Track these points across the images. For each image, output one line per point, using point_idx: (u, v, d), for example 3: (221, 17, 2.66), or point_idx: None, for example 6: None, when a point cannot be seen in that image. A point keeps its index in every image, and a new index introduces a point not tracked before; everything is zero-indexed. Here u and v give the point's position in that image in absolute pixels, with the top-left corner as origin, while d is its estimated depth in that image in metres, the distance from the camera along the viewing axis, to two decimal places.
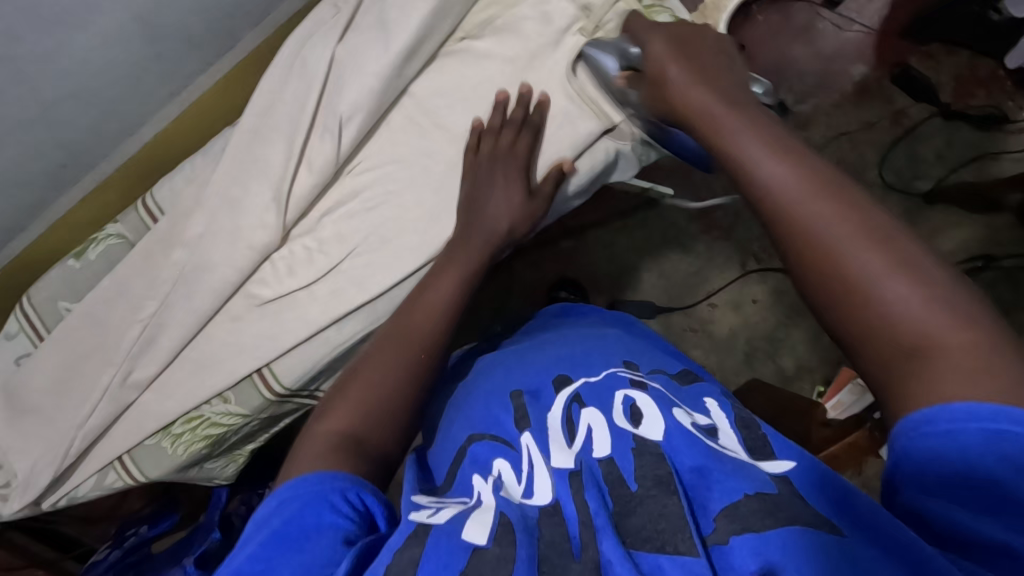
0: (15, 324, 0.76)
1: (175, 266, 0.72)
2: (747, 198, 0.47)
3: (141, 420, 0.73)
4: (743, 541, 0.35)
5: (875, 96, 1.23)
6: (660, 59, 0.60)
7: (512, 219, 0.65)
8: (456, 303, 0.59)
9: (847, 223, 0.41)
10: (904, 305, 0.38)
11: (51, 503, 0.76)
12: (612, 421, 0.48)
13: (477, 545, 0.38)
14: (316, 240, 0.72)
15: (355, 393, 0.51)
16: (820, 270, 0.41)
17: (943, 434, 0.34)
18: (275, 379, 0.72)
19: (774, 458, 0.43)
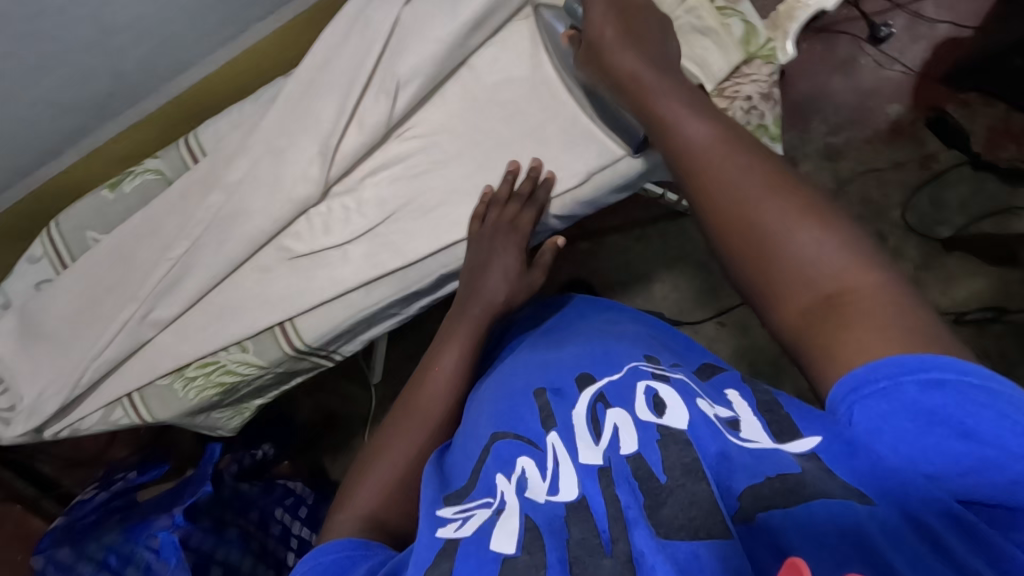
0: (39, 248, 0.76)
1: (209, 209, 0.71)
2: (669, 161, 0.47)
3: (157, 359, 0.73)
4: (775, 520, 0.32)
5: (908, 136, 1.23)
6: (592, 22, 0.56)
7: (509, 290, 0.63)
8: (460, 379, 0.58)
9: (760, 178, 0.42)
10: (824, 256, 0.38)
11: (54, 433, 0.75)
12: (635, 416, 0.41)
13: (507, 555, 0.35)
14: (356, 201, 0.71)
15: (381, 472, 0.51)
16: (741, 236, 0.41)
17: (881, 391, 0.33)
18: (297, 335, 0.71)
19: (801, 433, 0.36)
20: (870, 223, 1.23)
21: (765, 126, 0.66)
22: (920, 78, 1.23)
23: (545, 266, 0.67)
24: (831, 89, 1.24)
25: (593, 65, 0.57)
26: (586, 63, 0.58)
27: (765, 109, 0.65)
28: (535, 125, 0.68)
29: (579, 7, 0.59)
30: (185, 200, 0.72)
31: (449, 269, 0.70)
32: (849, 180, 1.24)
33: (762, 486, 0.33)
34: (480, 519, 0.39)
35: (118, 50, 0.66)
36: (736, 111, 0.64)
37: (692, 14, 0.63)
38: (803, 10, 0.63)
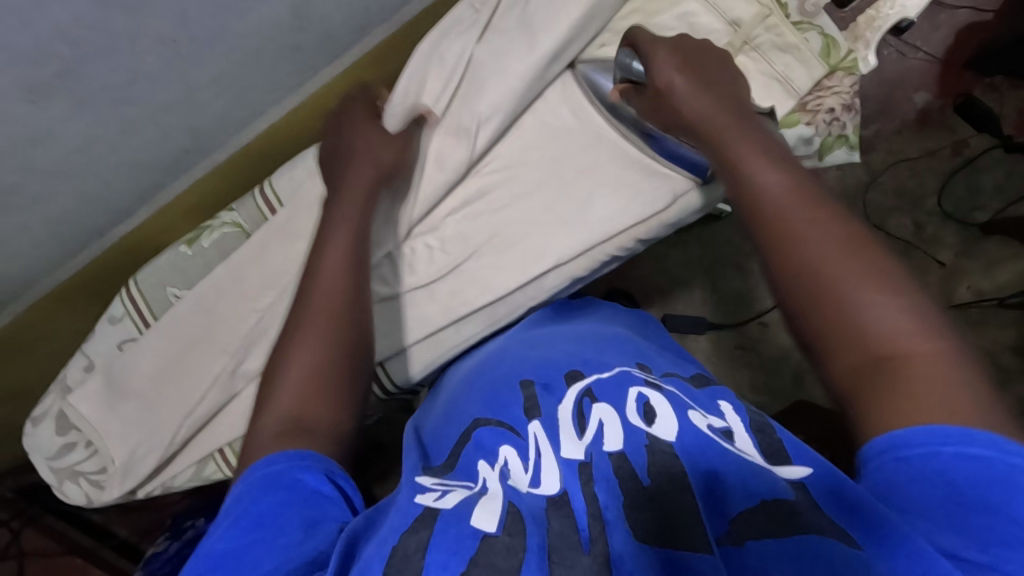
0: (121, 308, 0.76)
1: (284, 255, 0.71)
2: (738, 201, 0.52)
3: (246, 412, 0.73)
4: (761, 545, 0.34)
5: (936, 124, 1.22)
6: (658, 70, 0.60)
7: (382, 155, 0.64)
8: (355, 260, 0.57)
9: (829, 228, 0.46)
10: (890, 316, 0.41)
11: (145, 492, 0.75)
12: (625, 418, 0.45)
13: (487, 533, 0.35)
14: (438, 239, 0.70)
15: (294, 372, 0.50)
16: (800, 277, 0.45)
17: (916, 458, 0.35)
18: (388, 378, 0.71)
19: (789, 463, 0.41)
20: (906, 212, 1.21)
21: (845, 136, 0.66)
22: (944, 66, 1.23)
23: (386, 143, 0.64)
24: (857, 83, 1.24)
25: (663, 111, 0.61)
26: (655, 113, 0.62)
27: (846, 120, 0.65)
28: (618, 152, 0.69)
29: (635, 64, 0.63)
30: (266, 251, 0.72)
31: (534, 301, 0.70)
32: (882, 171, 1.23)
33: (754, 511, 0.36)
34: (460, 494, 0.40)
35: (199, 110, 0.66)
36: (819, 122, 0.64)
37: (769, 31, 0.64)
38: (885, 18, 0.63)
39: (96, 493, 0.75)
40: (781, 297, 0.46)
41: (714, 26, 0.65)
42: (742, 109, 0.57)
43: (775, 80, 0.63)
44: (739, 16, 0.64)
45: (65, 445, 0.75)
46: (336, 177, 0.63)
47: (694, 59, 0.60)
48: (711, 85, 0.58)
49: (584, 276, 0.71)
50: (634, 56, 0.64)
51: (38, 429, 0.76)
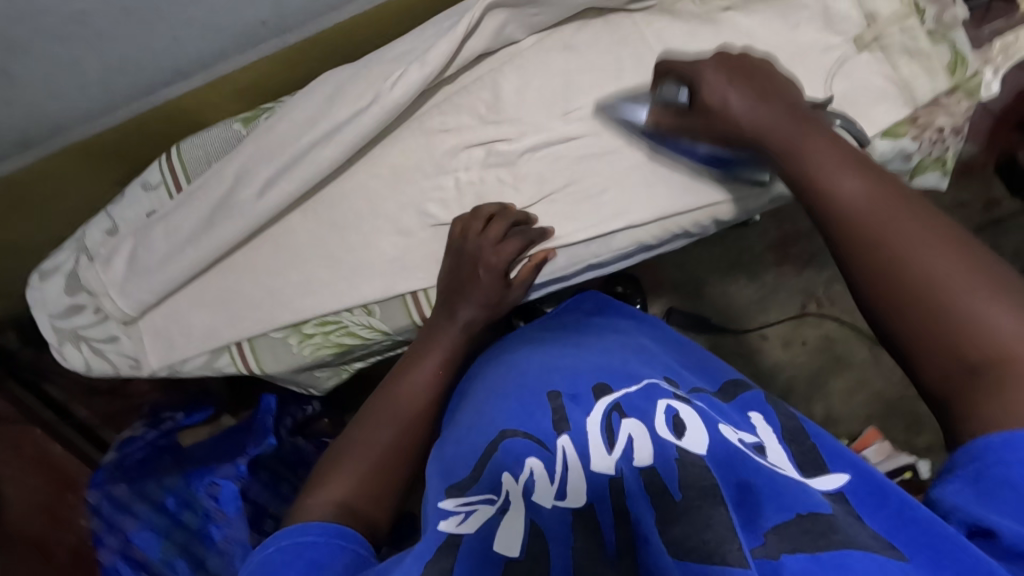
0: (157, 174, 0.70)
1: (339, 148, 0.65)
2: (820, 218, 0.45)
3: (274, 311, 0.69)
4: (796, 558, 0.35)
5: (975, 178, 1.22)
6: (708, 90, 0.52)
7: (483, 313, 0.64)
8: (437, 388, 0.60)
9: (928, 233, 0.41)
10: (1003, 321, 0.38)
11: (151, 371, 0.71)
12: (653, 429, 0.43)
13: (511, 558, 0.38)
14: (512, 175, 0.67)
15: (353, 467, 0.52)
16: (903, 295, 0.41)
17: (1016, 466, 0.35)
18: (431, 304, 0.68)
19: (828, 472, 0.43)
20: None
21: (942, 160, 0.65)
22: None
23: (526, 284, 0.65)
24: None
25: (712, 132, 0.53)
26: (707, 138, 0.54)
27: (951, 143, 0.64)
28: None
29: (682, 95, 0.54)
30: (339, 134, 0.64)
31: (597, 259, 0.67)
32: None
33: (790, 524, 0.37)
34: (484, 516, 0.41)
35: None
36: (924, 141, 0.62)
37: (904, 33, 0.61)
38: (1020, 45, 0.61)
39: (122, 364, 0.72)
40: (880, 313, 0.42)
41: (849, 16, 0.63)
42: (808, 116, 0.50)
43: (895, 85, 0.62)
44: (877, 10, 0.62)
45: (71, 306, 0.71)
46: (452, 295, 0.63)
47: (750, 71, 0.52)
48: (770, 96, 0.51)
49: (652, 246, 0.69)
50: (678, 85, 0.55)
51: (46, 283, 0.71)
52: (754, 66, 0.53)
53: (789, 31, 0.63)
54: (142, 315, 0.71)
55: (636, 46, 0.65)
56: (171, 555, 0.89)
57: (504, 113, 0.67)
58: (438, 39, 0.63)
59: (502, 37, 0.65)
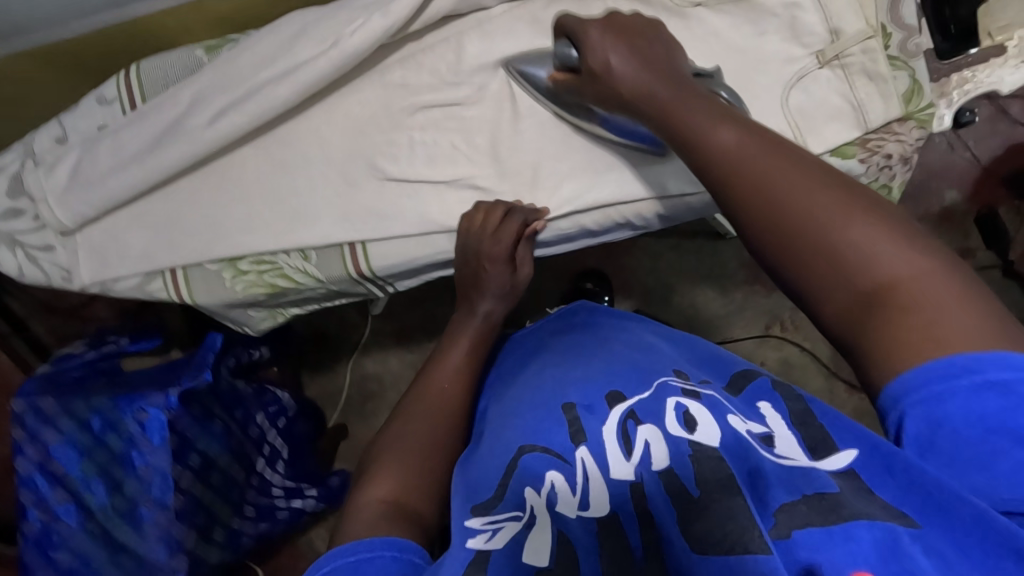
0: (114, 89, 0.70)
1: (294, 87, 0.64)
2: (703, 174, 0.49)
3: (212, 243, 0.69)
4: (809, 533, 0.36)
5: (952, 226, 1.22)
6: (593, 50, 0.56)
7: (497, 298, 0.66)
8: (466, 377, 0.61)
9: (790, 173, 0.44)
10: (872, 245, 0.40)
11: (83, 286, 0.71)
12: (667, 432, 0.44)
13: (540, 567, 0.39)
14: (465, 141, 0.67)
15: (390, 468, 0.51)
16: (777, 237, 0.44)
17: (939, 394, 0.36)
18: (365, 259, 0.68)
19: (838, 450, 0.41)
20: None
21: (889, 187, 0.64)
22: (984, 173, 1.21)
23: (529, 262, 0.67)
24: None
25: (604, 94, 0.57)
26: (599, 97, 0.58)
27: (898, 170, 0.63)
28: None
29: (572, 52, 0.58)
30: (296, 73, 0.64)
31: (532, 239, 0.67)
32: None
33: (799, 504, 0.38)
34: (512, 531, 0.42)
35: None
36: (871, 165, 0.62)
37: (865, 55, 0.61)
38: (977, 84, 0.63)
39: (58, 274, 0.71)
40: (767, 259, 0.45)
41: (816, 30, 0.62)
42: (684, 80, 0.54)
43: (850, 106, 0.62)
44: (843, 27, 0.61)
45: (10, 209, 0.70)
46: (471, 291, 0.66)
47: (629, 34, 0.56)
48: (652, 60, 0.55)
49: (593, 233, 0.69)
50: (570, 44, 0.59)
51: None
52: (642, 28, 0.58)
53: (754, 37, 0.63)
54: (80, 228, 0.71)
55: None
56: (89, 475, 0.90)
57: (465, 76, 0.67)
58: None
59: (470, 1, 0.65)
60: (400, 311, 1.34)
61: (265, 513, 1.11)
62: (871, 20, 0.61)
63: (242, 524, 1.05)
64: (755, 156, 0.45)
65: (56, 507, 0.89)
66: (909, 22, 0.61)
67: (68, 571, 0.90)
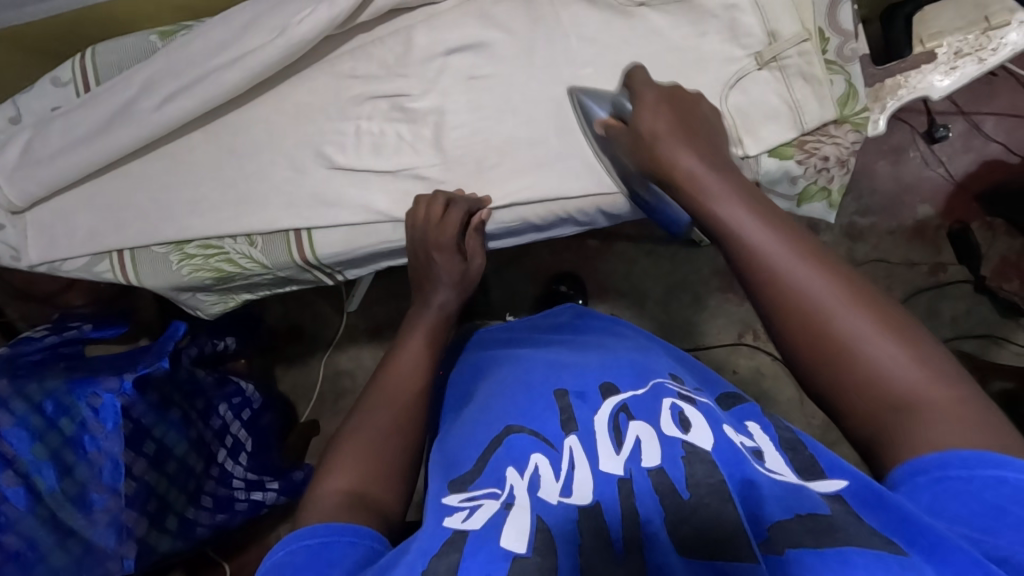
0: (69, 72, 0.71)
1: (243, 72, 0.65)
2: (728, 259, 0.43)
3: (160, 225, 0.69)
4: (801, 554, 0.31)
5: (925, 240, 1.19)
6: (641, 114, 0.53)
7: (451, 288, 0.62)
8: (427, 366, 0.56)
9: (825, 271, 0.39)
10: (901, 365, 0.36)
11: (30, 265, 0.72)
12: (661, 430, 0.42)
13: (517, 554, 0.34)
14: (413, 132, 0.68)
15: (348, 456, 0.48)
16: (804, 342, 0.39)
17: (958, 480, 0.33)
18: (311, 246, 0.69)
19: (826, 477, 0.38)
20: None
21: (827, 190, 0.66)
22: (957, 188, 1.19)
23: (481, 253, 0.65)
24: (871, 172, 1.21)
25: (640, 156, 0.53)
26: (634, 158, 0.55)
27: (836, 174, 0.65)
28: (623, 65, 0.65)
29: (625, 106, 0.57)
30: (245, 59, 0.65)
31: None
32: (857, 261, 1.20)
33: (789, 521, 0.33)
34: (489, 511, 0.38)
35: None
36: (808, 166, 0.64)
37: (801, 57, 0.62)
38: (910, 89, 0.63)
39: (6, 253, 0.72)
40: (789, 359, 0.40)
41: (755, 32, 0.64)
42: (729, 164, 0.49)
43: (785, 106, 0.63)
44: (779, 29, 0.63)
45: None
46: (425, 285, 0.62)
47: (681, 110, 0.53)
48: (697, 138, 0.50)
49: (538, 227, 0.70)
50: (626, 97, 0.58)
51: None
52: (689, 103, 0.54)
53: (696, 38, 0.64)
54: (30, 208, 0.71)
55: (548, 29, 0.66)
56: (41, 459, 0.80)
57: (413, 68, 0.68)
58: None
59: None
60: (372, 308, 1.34)
61: (222, 504, 1.08)
62: (807, 24, 0.63)
63: (197, 514, 1.01)
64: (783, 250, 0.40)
65: (2, 490, 0.77)
66: (846, 27, 0.62)
67: (14, 556, 0.77)
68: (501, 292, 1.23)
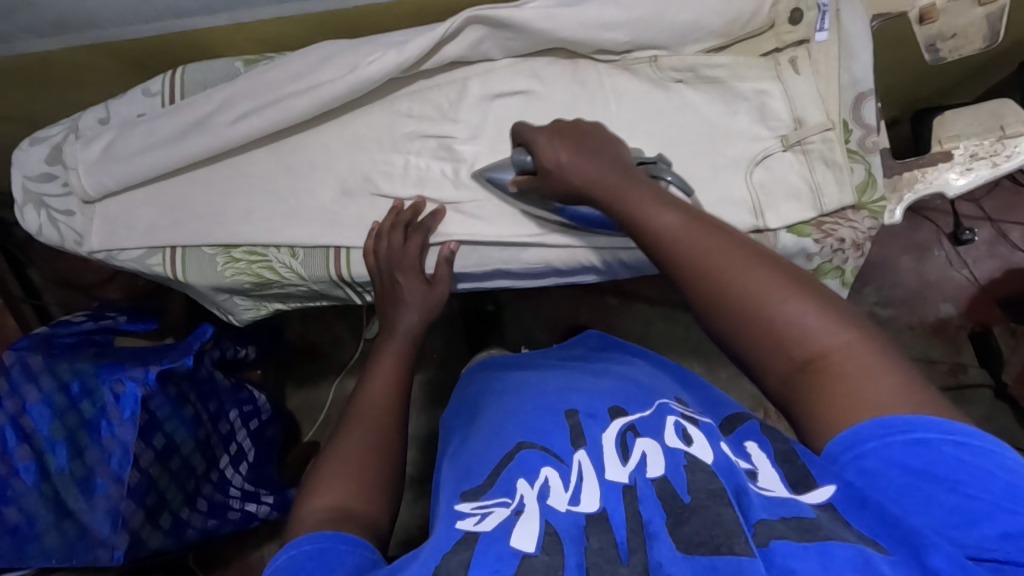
0: (158, 85, 0.79)
1: (311, 100, 0.71)
2: (646, 250, 0.50)
3: (211, 229, 0.75)
4: (786, 546, 0.34)
5: (947, 339, 1.19)
6: (541, 151, 0.58)
7: (422, 310, 0.70)
8: (395, 385, 0.62)
9: (725, 248, 0.46)
10: (805, 317, 0.42)
11: (90, 251, 0.78)
12: (664, 443, 0.45)
13: (526, 552, 0.36)
14: (455, 170, 0.74)
15: (331, 475, 0.51)
16: (726, 314, 0.44)
17: (878, 449, 0.38)
18: (346, 264, 0.74)
19: (816, 484, 0.39)
20: None
21: (841, 270, 0.69)
22: (981, 292, 1.20)
23: (446, 279, 0.72)
24: (895, 265, 1.22)
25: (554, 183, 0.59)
26: (552, 191, 0.60)
27: (850, 256, 0.68)
28: (656, 131, 0.70)
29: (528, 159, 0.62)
30: (315, 90, 0.71)
31: (507, 266, 0.74)
32: None
33: (780, 520, 0.36)
34: (499, 516, 0.40)
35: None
36: (825, 246, 0.67)
37: (824, 143, 0.67)
38: (926, 184, 0.67)
39: (71, 237, 0.78)
40: (716, 329, 0.46)
41: (781, 117, 0.69)
42: (630, 165, 0.56)
43: (806, 188, 0.67)
44: (805, 117, 0.68)
45: (45, 174, 0.78)
46: (389, 318, 0.69)
47: (578, 135, 0.58)
48: (595, 148, 0.57)
49: (558, 270, 0.74)
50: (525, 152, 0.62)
51: (31, 148, 0.78)
52: (586, 130, 0.59)
53: (727, 116, 0.70)
54: (101, 199, 0.78)
55: (593, 94, 0.72)
56: (57, 437, 0.86)
57: (464, 115, 0.74)
58: (422, 34, 0.70)
59: (479, 51, 0.72)
60: None
61: (216, 510, 1.06)
62: (831, 115, 0.68)
63: (191, 516, 0.99)
64: (692, 241, 0.46)
65: (17, 462, 0.85)
66: (868, 122, 0.66)
67: (12, 530, 0.84)
68: (516, 338, 1.25)
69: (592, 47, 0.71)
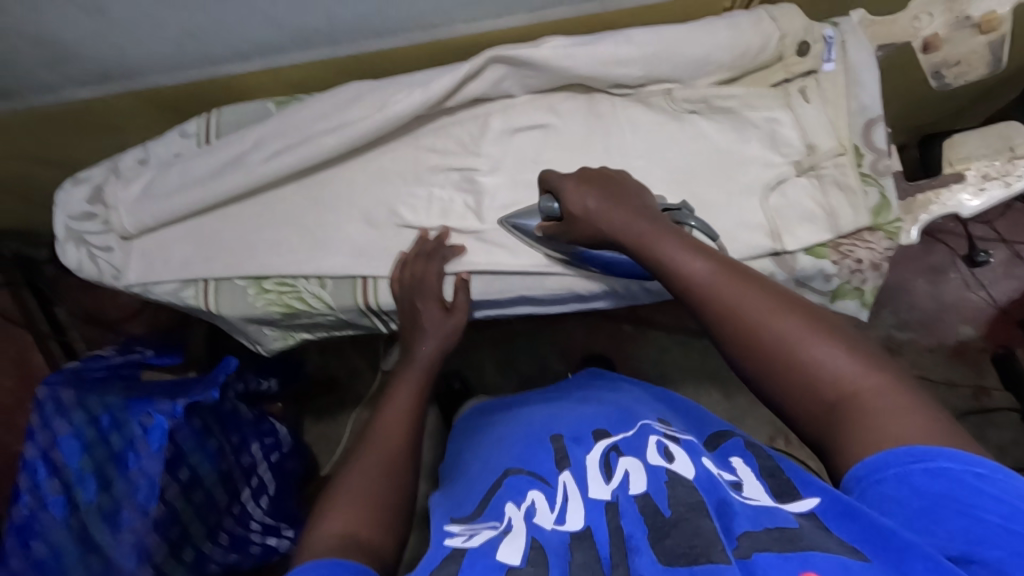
0: (196, 125, 0.83)
1: (339, 138, 0.75)
2: (676, 293, 0.50)
3: (245, 261, 0.78)
4: (767, 557, 0.35)
5: (968, 362, 1.19)
6: (569, 200, 0.61)
7: (441, 337, 0.72)
8: (412, 417, 0.63)
9: (756, 290, 0.46)
10: (837, 361, 0.42)
11: (127, 284, 0.81)
12: (646, 460, 0.45)
13: (511, 565, 0.37)
14: (476, 201, 0.76)
15: (345, 502, 0.51)
16: (757, 355, 0.44)
17: (894, 478, 0.37)
18: (373, 293, 0.76)
19: (800, 497, 0.40)
20: None
21: (862, 291, 0.70)
22: (1000, 314, 1.20)
23: (465, 307, 0.74)
24: (913, 289, 1.22)
25: (580, 230, 0.61)
26: (580, 237, 0.62)
27: (869, 277, 0.69)
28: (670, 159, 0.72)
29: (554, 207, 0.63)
30: (343, 128, 0.75)
31: (529, 293, 0.75)
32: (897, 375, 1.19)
33: (760, 531, 0.37)
34: (486, 535, 0.42)
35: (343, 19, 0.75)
36: (843, 266, 0.68)
37: (837, 168, 0.69)
38: (942, 206, 0.69)
39: (109, 271, 0.81)
40: (746, 372, 0.45)
41: (793, 143, 0.71)
42: (654, 212, 0.57)
43: (822, 212, 0.69)
44: (817, 143, 0.70)
45: (86, 213, 0.82)
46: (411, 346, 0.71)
47: (602, 185, 0.61)
48: (620, 198, 0.59)
49: (581, 296, 0.75)
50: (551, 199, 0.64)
51: (74, 188, 0.82)
52: (609, 177, 0.62)
53: (739, 143, 0.72)
54: (139, 235, 0.81)
55: (608, 126, 0.75)
56: (85, 470, 0.88)
57: (484, 148, 0.77)
58: (445, 74, 0.74)
59: (499, 88, 0.76)
60: None
61: (238, 545, 1.06)
62: (843, 141, 0.70)
63: (213, 550, 1.00)
64: (722, 284, 0.47)
65: (47, 496, 0.87)
66: (879, 145, 0.69)
67: (38, 564, 0.87)
68: (533, 368, 1.26)
69: (607, 82, 0.74)
